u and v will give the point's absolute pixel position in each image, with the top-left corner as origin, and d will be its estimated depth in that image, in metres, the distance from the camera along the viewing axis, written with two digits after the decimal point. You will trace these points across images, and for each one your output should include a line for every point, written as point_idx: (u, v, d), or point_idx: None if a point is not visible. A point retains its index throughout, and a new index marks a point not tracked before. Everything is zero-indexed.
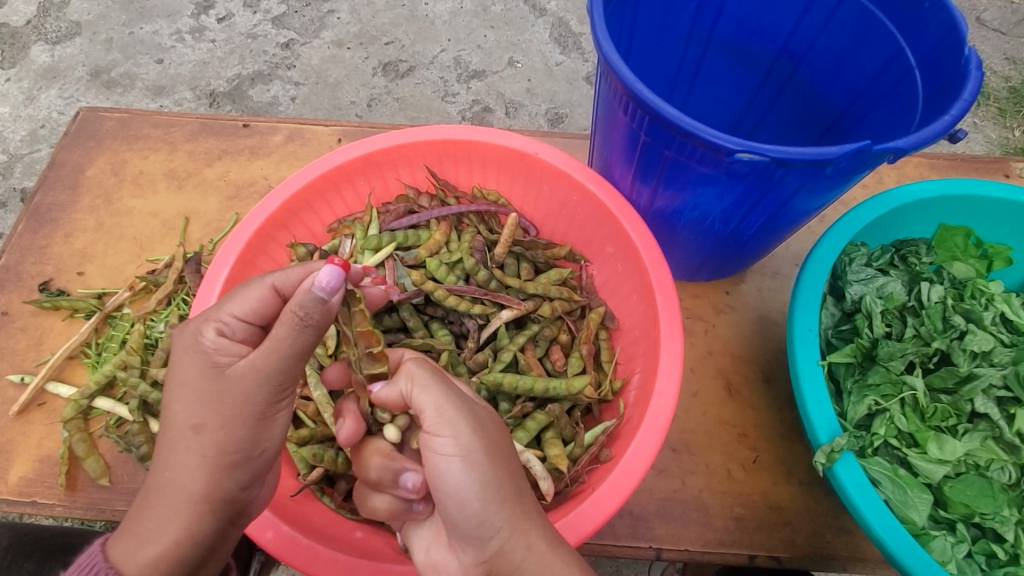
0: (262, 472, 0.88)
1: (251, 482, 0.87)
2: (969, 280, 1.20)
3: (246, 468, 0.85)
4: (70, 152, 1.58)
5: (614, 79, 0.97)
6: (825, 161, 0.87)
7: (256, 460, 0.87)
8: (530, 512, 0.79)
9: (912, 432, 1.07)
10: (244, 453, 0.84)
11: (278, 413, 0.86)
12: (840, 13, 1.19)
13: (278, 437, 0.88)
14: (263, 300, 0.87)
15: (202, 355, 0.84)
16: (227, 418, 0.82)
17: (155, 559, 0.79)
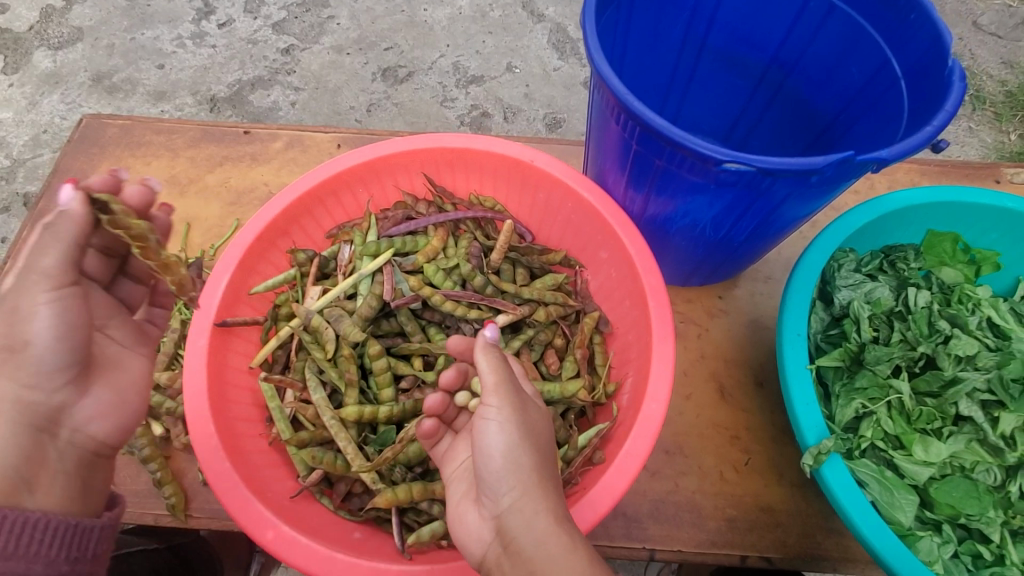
0: (53, 378, 0.88)
1: (42, 384, 0.87)
2: (957, 285, 1.24)
3: (29, 370, 0.86)
4: (74, 159, 1.61)
5: (606, 91, 1.00)
6: (810, 170, 0.90)
7: (37, 360, 0.86)
8: (550, 483, 0.85)
9: (898, 435, 1.09)
10: (12, 350, 0.85)
11: (36, 307, 0.84)
12: (829, 24, 1.22)
13: (47, 335, 0.85)
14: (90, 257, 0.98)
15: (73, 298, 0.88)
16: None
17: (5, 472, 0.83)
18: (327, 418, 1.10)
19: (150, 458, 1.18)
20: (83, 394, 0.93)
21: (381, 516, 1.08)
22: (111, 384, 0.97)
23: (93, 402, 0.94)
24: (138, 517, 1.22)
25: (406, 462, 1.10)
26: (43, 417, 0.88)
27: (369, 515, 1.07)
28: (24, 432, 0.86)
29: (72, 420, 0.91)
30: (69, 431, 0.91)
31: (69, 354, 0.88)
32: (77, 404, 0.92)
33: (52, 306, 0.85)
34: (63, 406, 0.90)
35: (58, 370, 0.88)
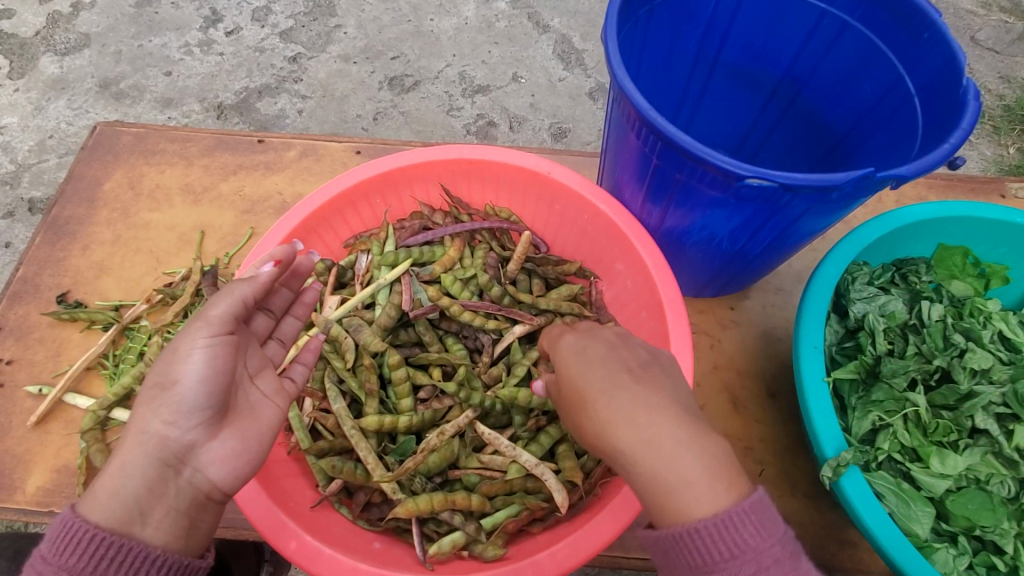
0: (198, 417, 0.89)
1: (184, 422, 0.88)
2: (967, 299, 1.25)
3: (175, 405, 0.88)
4: (87, 166, 1.62)
5: (628, 105, 1.01)
6: (831, 186, 0.91)
7: (186, 400, 0.88)
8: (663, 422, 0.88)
9: (915, 447, 1.10)
10: (163, 385, 0.89)
11: (194, 350, 0.91)
12: (842, 41, 1.24)
13: (194, 375, 0.89)
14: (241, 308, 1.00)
15: (189, 338, 0.92)
16: (164, 360, 0.92)
17: (107, 497, 0.83)
18: (347, 427, 1.11)
19: None
20: (216, 437, 0.90)
21: (401, 526, 1.08)
22: (239, 431, 0.93)
23: (223, 445, 0.91)
24: None
25: (426, 472, 1.10)
26: (173, 454, 0.87)
27: (389, 525, 1.08)
28: (153, 464, 0.86)
29: (196, 460, 0.88)
30: (192, 471, 0.88)
31: (203, 398, 0.89)
32: (205, 446, 0.89)
33: (207, 350, 0.91)
34: (193, 447, 0.88)
35: (197, 410, 0.89)
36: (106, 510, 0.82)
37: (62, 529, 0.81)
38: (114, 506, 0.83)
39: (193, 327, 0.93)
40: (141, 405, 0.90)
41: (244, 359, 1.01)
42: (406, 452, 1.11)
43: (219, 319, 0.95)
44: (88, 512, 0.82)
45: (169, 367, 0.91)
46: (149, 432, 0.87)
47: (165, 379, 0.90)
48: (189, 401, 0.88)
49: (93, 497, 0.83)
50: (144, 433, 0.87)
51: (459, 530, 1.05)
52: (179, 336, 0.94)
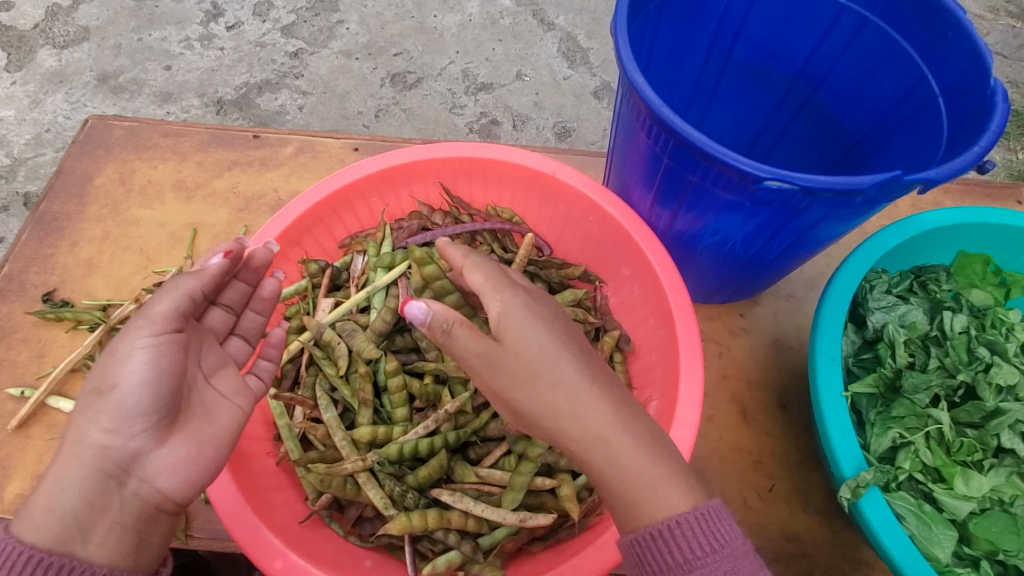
0: (138, 422, 0.84)
1: (129, 429, 0.83)
2: (987, 308, 1.20)
3: (117, 412, 0.83)
4: (78, 161, 1.57)
5: (638, 102, 0.96)
6: (854, 190, 0.86)
7: (128, 406, 0.84)
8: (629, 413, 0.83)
9: (938, 467, 1.05)
10: (101, 392, 0.85)
11: (132, 352, 0.86)
12: (861, 38, 1.18)
13: (136, 378, 0.85)
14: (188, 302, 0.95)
15: (132, 340, 0.88)
16: (108, 364, 0.87)
17: (45, 511, 0.79)
18: (338, 438, 1.07)
19: None
20: (164, 445, 0.86)
21: (393, 543, 1.03)
22: (192, 437, 0.88)
23: (173, 452, 0.86)
24: None
25: (419, 486, 1.05)
26: (116, 463, 0.83)
27: (381, 542, 1.02)
28: (94, 475, 0.81)
29: (142, 470, 0.84)
30: (138, 482, 0.84)
31: (148, 402, 0.85)
32: (152, 454, 0.85)
33: (147, 351, 0.87)
34: (138, 455, 0.84)
35: (141, 415, 0.84)
36: (42, 528, 0.77)
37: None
38: (52, 521, 0.78)
39: (135, 328, 0.88)
40: (81, 411, 0.86)
41: (199, 358, 0.96)
42: (400, 466, 1.06)
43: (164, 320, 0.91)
44: (25, 532, 0.77)
45: (109, 372, 0.86)
46: (90, 442, 0.83)
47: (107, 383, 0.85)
48: (132, 407, 0.84)
49: (30, 513, 0.79)
50: (85, 442, 0.83)
51: (455, 549, 1.01)
52: (119, 336, 0.89)
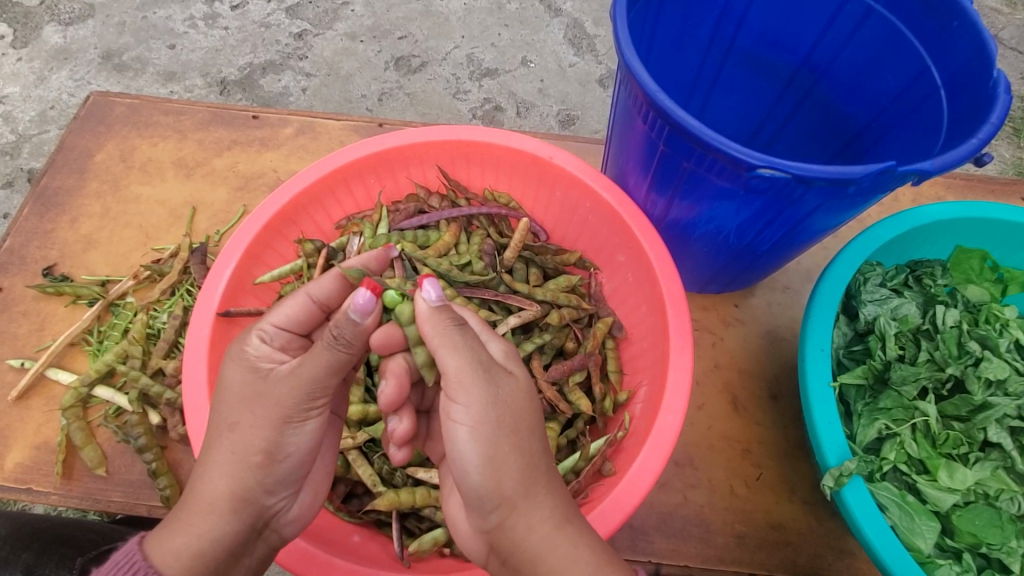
0: (288, 478, 0.85)
1: (278, 487, 0.84)
2: (983, 304, 1.18)
3: (274, 475, 0.83)
4: (79, 137, 1.57)
5: (635, 86, 0.95)
6: (848, 180, 0.86)
7: (288, 467, 0.84)
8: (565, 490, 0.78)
9: (922, 459, 1.06)
10: (271, 458, 0.82)
11: (308, 420, 0.84)
12: (865, 28, 1.17)
13: (305, 445, 0.86)
14: (300, 309, 0.88)
15: (246, 364, 0.84)
16: (259, 419, 0.81)
17: (183, 552, 0.76)
18: None
19: (146, 448, 1.18)
20: (296, 497, 0.88)
21: (381, 520, 1.06)
22: (316, 486, 0.93)
23: (305, 499, 0.90)
24: (134, 507, 1.20)
25: (405, 466, 1.08)
26: (261, 520, 0.83)
27: (369, 517, 1.06)
28: (241, 528, 0.80)
29: (278, 521, 0.86)
30: (272, 531, 0.85)
31: (299, 466, 0.86)
32: (288, 507, 0.87)
33: (318, 420, 0.86)
34: (280, 509, 0.86)
35: (296, 475, 0.86)
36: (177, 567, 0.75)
37: (126, 561, 0.75)
38: (193, 563, 0.76)
39: (319, 395, 0.84)
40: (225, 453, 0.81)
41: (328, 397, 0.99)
42: None
43: (278, 342, 0.88)
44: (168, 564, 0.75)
45: (249, 416, 0.81)
46: (225, 494, 0.79)
47: (230, 425, 0.81)
48: (285, 470, 0.84)
49: (163, 539, 0.77)
50: (215, 494, 0.79)
51: (441, 527, 1.02)
52: (304, 379, 0.81)
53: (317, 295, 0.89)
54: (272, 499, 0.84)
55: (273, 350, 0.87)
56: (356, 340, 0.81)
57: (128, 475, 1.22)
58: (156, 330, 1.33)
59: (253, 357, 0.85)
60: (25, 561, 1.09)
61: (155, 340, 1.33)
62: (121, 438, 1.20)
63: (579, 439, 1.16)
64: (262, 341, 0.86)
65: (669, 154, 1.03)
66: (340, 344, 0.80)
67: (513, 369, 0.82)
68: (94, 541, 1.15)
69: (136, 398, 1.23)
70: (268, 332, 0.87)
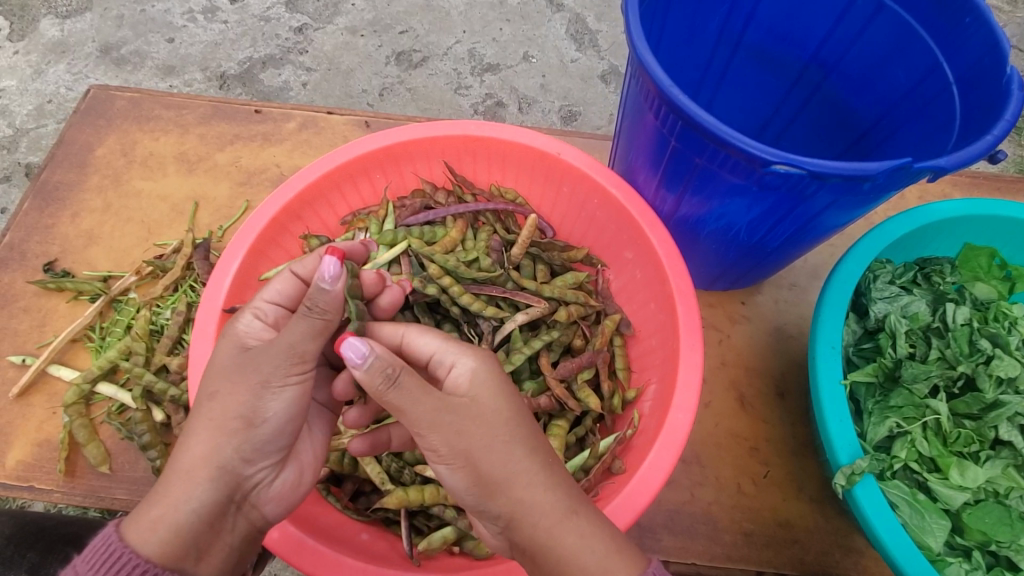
0: (266, 449, 0.83)
1: (257, 458, 0.83)
2: (991, 302, 1.18)
3: (254, 445, 0.82)
4: (79, 131, 1.55)
5: (647, 81, 0.94)
6: (863, 177, 0.85)
7: (269, 438, 0.83)
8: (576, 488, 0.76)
9: (933, 457, 1.05)
10: (249, 424, 0.81)
11: (288, 387, 0.81)
12: (876, 23, 1.16)
13: (284, 412, 0.82)
14: (288, 285, 0.92)
15: (235, 339, 0.84)
16: (239, 387, 0.80)
17: (158, 525, 0.76)
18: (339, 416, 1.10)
19: (150, 445, 1.17)
20: (279, 472, 0.87)
21: (389, 517, 1.05)
22: (298, 462, 0.91)
23: (288, 475, 0.89)
24: (137, 505, 1.19)
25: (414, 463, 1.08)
26: (239, 491, 0.82)
27: (377, 515, 1.05)
28: (218, 499, 0.80)
29: (258, 496, 0.85)
30: (252, 506, 0.85)
31: (280, 435, 0.84)
32: (267, 482, 0.86)
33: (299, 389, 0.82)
34: (261, 482, 0.85)
35: (273, 449, 0.84)
36: (155, 543, 0.75)
37: (103, 545, 0.75)
38: (168, 536, 0.76)
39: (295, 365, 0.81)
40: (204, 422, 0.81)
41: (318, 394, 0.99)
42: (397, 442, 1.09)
43: (269, 319, 0.88)
44: (141, 542, 0.75)
45: (228, 385, 0.81)
46: (200, 464, 0.79)
47: (211, 395, 0.81)
48: (262, 438, 0.82)
49: (138, 515, 0.77)
50: (195, 463, 0.79)
51: (450, 526, 1.02)
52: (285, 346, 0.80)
53: (302, 272, 0.93)
54: (249, 469, 0.83)
55: (264, 325, 0.87)
56: (331, 307, 0.80)
57: (132, 473, 1.21)
58: (159, 327, 1.31)
59: (241, 333, 0.85)
60: (29, 561, 1.08)
61: (158, 336, 1.32)
62: (124, 435, 1.19)
63: (587, 437, 1.16)
64: (254, 317, 0.87)
65: (681, 150, 1.02)
66: (315, 312, 0.79)
67: (483, 387, 0.80)
68: None
69: (140, 395, 1.21)
70: (261, 310, 0.89)
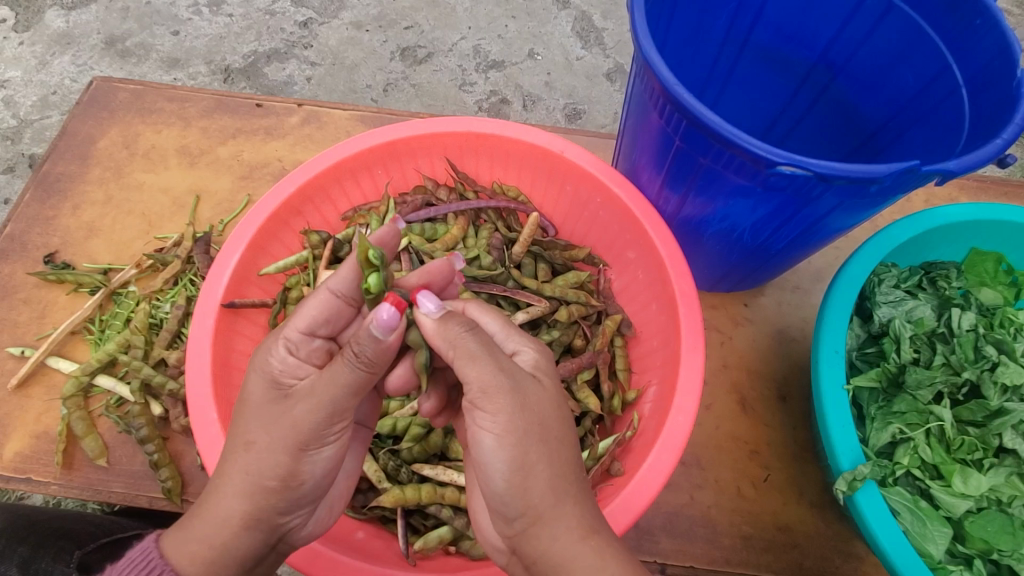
0: (305, 498, 0.84)
1: (293, 507, 0.82)
2: (997, 308, 1.17)
3: (294, 496, 0.82)
4: (82, 123, 1.55)
5: (652, 80, 0.93)
6: (870, 179, 0.84)
7: (308, 489, 0.83)
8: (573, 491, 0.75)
9: (936, 464, 1.04)
10: (292, 477, 0.80)
11: (331, 440, 0.82)
12: (885, 24, 1.15)
13: (326, 457, 0.83)
14: (324, 307, 0.84)
15: (270, 378, 0.81)
16: (282, 437, 0.78)
17: (196, 556, 0.77)
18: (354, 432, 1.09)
19: (148, 439, 1.16)
20: (310, 515, 0.87)
21: (385, 516, 1.05)
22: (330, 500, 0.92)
23: (319, 514, 0.90)
24: (134, 499, 1.18)
25: (411, 463, 1.07)
26: (272, 534, 0.82)
27: (374, 514, 1.04)
28: (252, 541, 0.80)
29: (290, 536, 0.86)
30: (281, 543, 0.85)
31: (315, 486, 0.84)
32: (299, 526, 0.86)
33: (337, 442, 0.83)
34: (293, 526, 0.85)
35: (309, 499, 0.85)
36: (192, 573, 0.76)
37: (141, 558, 0.77)
38: (205, 568, 0.77)
39: (336, 422, 0.80)
40: (240, 471, 0.79)
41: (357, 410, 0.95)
42: (395, 441, 1.08)
43: (304, 352, 0.84)
44: (181, 568, 0.76)
45: (265, 436, 0.79)
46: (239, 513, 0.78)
47: (246, 444, 0.79)
48: (300, 492, 0.82)
49: (179, 539, 0.78)
50: (229, 507, 0.78)
51: (446, 525, 1.01)
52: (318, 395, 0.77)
53: (339, 289, 0.84)
54: (286, 517, 0.82)
55: (301, 360, 0.83)
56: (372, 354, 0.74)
57: (129, 466, 1.21)
58: (159, 320, 1.31)
59: (275, 370, 0.81)
60: (22, 556, 1.08)
61: (157, 330, 1.31)
62: (123, 429, 1.19)
63: (586, 439, 1.15)
64: (287, 351, 0.82)
65: (687, 150, 1.00)
66: (360, 362, 0.74)
67: (546, 377, 0.80)
68: (93, 533, 1.14)
69: (138, 388, 1.21)
70: (294, 340, 0.83)
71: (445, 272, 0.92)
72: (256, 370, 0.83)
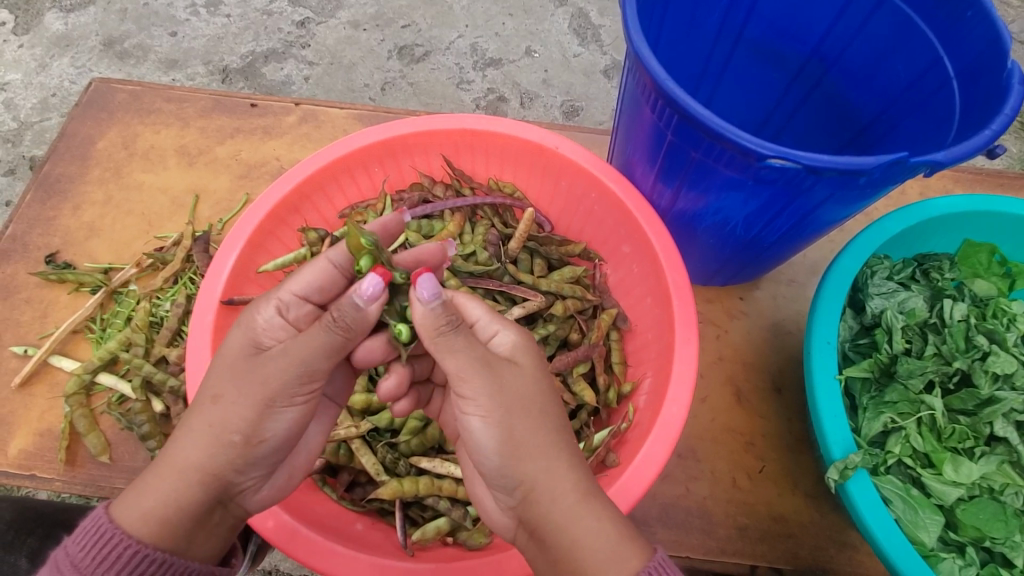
0: (263, 460, 0.84)
1: (250, 468, 0.83)
2: (990, 299, 1.17)
3: (249, 456, 0.82)
4: (82, 124, 1.56)
5: (643, 74, 0.94)
6: (859, 171, 0.85)
7: (265, 450, 0.83)
8: (566, 481, 0.76)
9: (927, 453, 1.05)
10: (250, 438, 0.81)
11: (294, 406, 0.83)
12: (877, 17, 1.16)
13: (288, 430, 0.84)
14: (321, 275, 0.89)
15: (253, 336, 0.84)
16: (246, 395, 0.80)
17: (149, 517, 0.77)
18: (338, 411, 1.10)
19: (149, 435, 1.19)
20: (267, 479, 0.87)
21: (384, 508, 1.06)
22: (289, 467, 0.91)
23: (277, 479, 0.89)
24: None
25: (409, 456, 1.08)
26: (227, 494, 0.82)
27: (372, 506, 1.06)
28: (206, 500, 0.79)
29: (245, 500, 0.85)
30: (237, 506, 0.85)
31: (277, 449, 0.85)
32: (255, 489, 0.86)
33: (300, 409, 0.84)
34: (248, 489, 0.85)
35: (265, 461, 0.84)
36: (143, 533, 0.76)
37: (93, 526, 0.76)
38: (158, 526, 0.77)
39: (305, 383, 0.82)
40: (196, 422, 0.80)
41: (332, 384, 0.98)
42: (393, 434, 1.09)
43: (292, 315, 0.87)
44: (130, 527, 0.76)
45: (233, 391, 0.80)
46: (195, 468, 0.79)
47: (214, 397, 0.81)
48: (258, 453, 0.82)
49: (129, 501, 0.77)
50: (185, 462, 0.79)
51: (444, 516, 1.04)
52: (298, 361, 0.80)
53: (338, 262, 0.91)
54: (242, 478, 0.83)
55: (287, 320, 0.86)
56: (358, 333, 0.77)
57: (131, 463, 1.22)
58: (159, 318, 1.32)
59: (260, 329, 0.84)
60: (30, 547, 1.10)
61: (158, 328, 1.33)
62: (124, 426, 1.20)
63: (582, 431, 1.16)
64: (275, 310, 0.85)
65: (679, 144, 1.01)
66: (339, 325, 0.79)
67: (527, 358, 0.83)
68: None
69: (140, 386, 1.22)
70: (287, 302, 0.87)
71: (439, 256, 1.00)
72: (241, 326, 0.86)
